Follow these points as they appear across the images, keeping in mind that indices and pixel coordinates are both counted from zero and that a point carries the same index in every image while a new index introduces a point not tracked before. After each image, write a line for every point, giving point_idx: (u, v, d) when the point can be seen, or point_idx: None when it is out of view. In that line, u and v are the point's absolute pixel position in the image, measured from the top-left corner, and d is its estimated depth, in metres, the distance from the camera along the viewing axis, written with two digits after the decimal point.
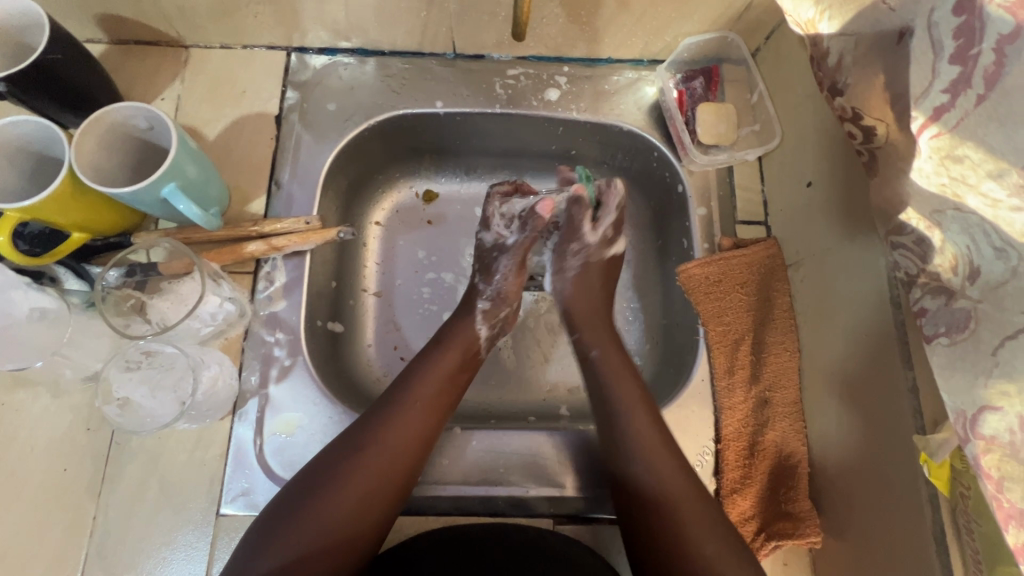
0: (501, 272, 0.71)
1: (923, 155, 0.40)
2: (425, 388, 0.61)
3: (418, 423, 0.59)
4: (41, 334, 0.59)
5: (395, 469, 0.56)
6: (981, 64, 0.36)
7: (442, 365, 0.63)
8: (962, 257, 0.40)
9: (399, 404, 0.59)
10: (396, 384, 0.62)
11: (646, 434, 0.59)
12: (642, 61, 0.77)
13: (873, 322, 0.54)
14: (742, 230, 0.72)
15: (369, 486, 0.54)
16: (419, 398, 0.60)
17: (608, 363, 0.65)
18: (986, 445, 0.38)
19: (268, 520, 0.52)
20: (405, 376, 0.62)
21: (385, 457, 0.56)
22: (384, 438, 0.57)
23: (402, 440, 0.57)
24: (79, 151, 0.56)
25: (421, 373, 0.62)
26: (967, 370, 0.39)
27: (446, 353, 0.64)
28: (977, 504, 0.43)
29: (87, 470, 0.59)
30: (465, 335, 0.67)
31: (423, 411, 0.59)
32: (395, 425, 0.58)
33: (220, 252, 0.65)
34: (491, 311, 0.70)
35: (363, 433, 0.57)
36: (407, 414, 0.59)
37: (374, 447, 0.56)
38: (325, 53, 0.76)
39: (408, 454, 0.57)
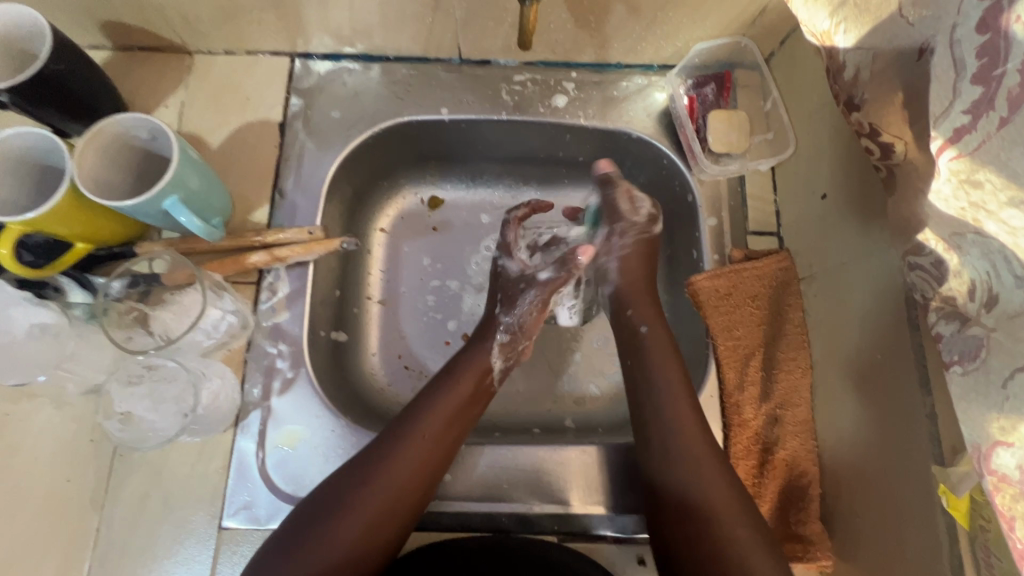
0: (525, 305, 0.69)
1: (941, 177, 0.38)
2: (434, 420, 0.59)
3: (426, 458, 0.57)
4: (39, 351, 0.57)
5: (400, 504, 0.55)
6: (1005, 85, 0.33)
7: (454, 395, 0.61)
8: (980, 283, 0.38)
9: (406, 437, 0.57)
10: (404, 414, 0.60)
11: (688, 432, 0.58)
12: (652, 67, 0.75)
13: (891, 345, 0.52)
14: (753, 241, 0.70)
15: (371, 522, 0.53)
16: (428, 431, 0.58)
17: (667, 373, 0.61)
18: (997, 482, 0.36)
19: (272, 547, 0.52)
20: (416, 406, 0.60)
21: (390, 491, 0.54)
22: (390, 472, 0.55)
23: (409, 475, 0.55)
24: (80, 162, 0.55)
25: (431, 403, 0.60)
26: (982, 402, 0.37)
27: (458, 382, 0.62)
28: (997, 538, 0.42)
29: (91, 482, 0.59)
30: (475, 363, 0.64)
31: (431, 443, 0.58)
32: (401, 459, 0.56)
33: (223, 263, 0.64)
34: (510, 343, 0.67)
35: (369, 467, 0.55)
36: (414, 448, 0.57)
37: (378, 482, 0.54)
38: (330, 59, 0.75)
39: (412, 490, 0.55)
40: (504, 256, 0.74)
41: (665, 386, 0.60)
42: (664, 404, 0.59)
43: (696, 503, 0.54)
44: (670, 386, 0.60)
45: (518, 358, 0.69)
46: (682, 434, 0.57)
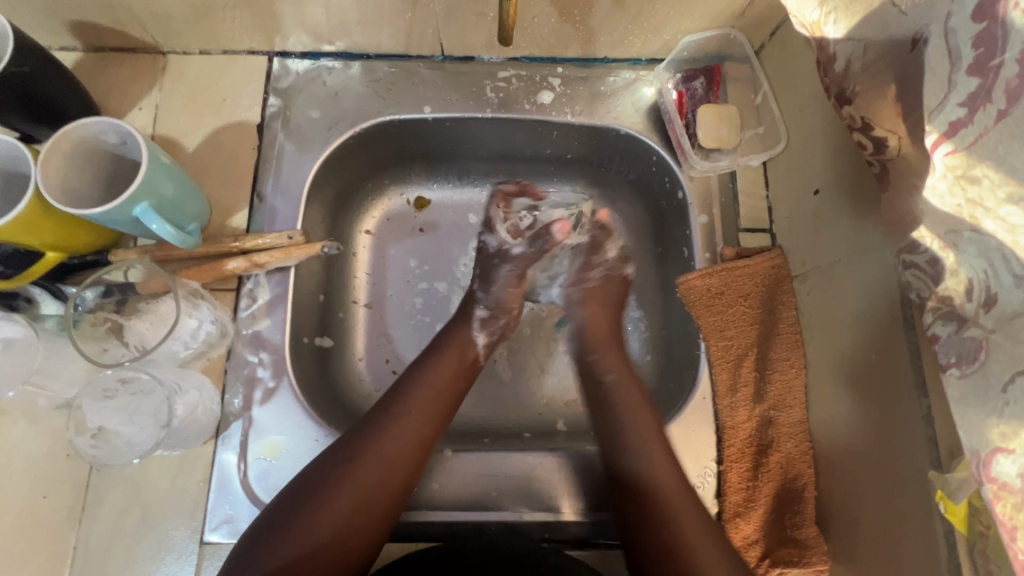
0: (502, 280, 0.71)
1: (936, 172, 0.37)
2: (423, 393, 0.59)
3: (417, 431, 0.57)
4: (3, 364, 0.55)
5: (391, 478, 0.54)
6: (1002, 76, 0.32)
7: (440, 369, 0.62)
8: (979, 282, 0.37)
9: (397, 410, 0.57)
10: (393, 389, 0.60)
11: (652, 458, 0.58)
12: (639, 61, 0.74)
13: (884, 341, 0.51)
14: (745, 238, 0.69)
15: (362, 496, 0.52)
16: (419, 403, 0.58)
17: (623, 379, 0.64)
18: (997, 490, 0.35)
19: (251, 543, 0.50)
20: (404, 380, 0.60)
21: (380, 465, 0.54)
22: (380, 447, 0.54)
23: (399, 448, 0.55)
24: (46, 170, 0.53)
25: (419, 378, 0.60)
26: (979, 406, 0.36)
27: (443, 359, 0.63)
28: (997, 546, 0.40)
29: (66, 498, 0.58)
30: (461, 339, 0.65)
31: (420, 415, 0.58)
32: (393, 431, 0.56)
33: (199, 270, 0.63)
34: (489, 322, 0.69)
35: (358, 442, 0.55)
36: (405, 420, 0.57)
37: (369, 457, 0.54)
38: (308, 58, 0.73)
39: (405, 464, 0.55)
40: (486, 232, 0.74)
41: (630, 403, 0.62)
42: (630, 429, 0.60)
43: (650, 497, 0.55)
44: (631, 405, 0.62)
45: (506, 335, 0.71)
46: (643, 450, 0.58)
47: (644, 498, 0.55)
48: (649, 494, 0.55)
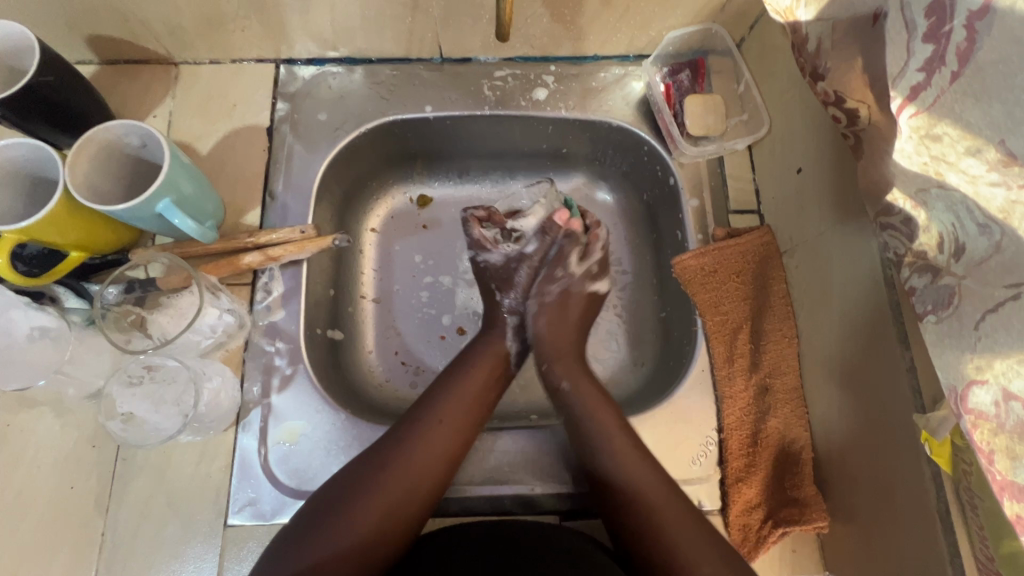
0: (523, 281, 0.73)
1: (903, 136, 0.40)
2: (453, 405, 0.62)
3: (447, 441, 0.60)
4: (40, 353, 0.58)
5: (422, 487, 0.57)
6: (954, 41, 0.36)
7: (471, 383, 0.65)
8: (948, 234, 0.40)
9: (428, 419, 0.61)
10: (425, 401, 0.63)
11: (617, 442, 0.61)
12: (628, 57, 0.78)
13: (870, 306, 0.54)
14: (735, 220, 0.72)
15: (394, 501, 0.55)
16: (448, 414, 0.62)
17: (586, 389, 0.66)
18: (974, 420, 0.38)
19: (284, 537, 0.53)
20: (436, 393, 0.64)
21: (411, 474, 0.57)
22: (411, 457, 0.58)
23: (431, 456, 0.58)
24: (73, 170, 0.56)
25: (450, 392, 0.63)
26: (955, 346, 0.39)
27: (475, 373, 0.66)
28: (979, 479, 0.43)
29: (94, 486, 0.60)
30: (490, 353, 0.68)
31: (451, 427, 0.61)
32: (424, 442, 0.59)
33: (218, 265, 0.65)
34: (519, 324, 0.72)
35: (389, 450, 0.58)
36: (431, 436, 0.59)
37: (400, 466, 0.57)
38: (314, 64, 0.77)
39: (434, 472, 0.58)
40: (479, 253, 0.74)
41: (580, 390, 0.66)
42: (597, 434, 0.61)
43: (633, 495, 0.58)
44: (590, 406, 0.64)
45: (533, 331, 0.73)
46: (617, 458, 0.60)
47: (617, 490, 0.58)
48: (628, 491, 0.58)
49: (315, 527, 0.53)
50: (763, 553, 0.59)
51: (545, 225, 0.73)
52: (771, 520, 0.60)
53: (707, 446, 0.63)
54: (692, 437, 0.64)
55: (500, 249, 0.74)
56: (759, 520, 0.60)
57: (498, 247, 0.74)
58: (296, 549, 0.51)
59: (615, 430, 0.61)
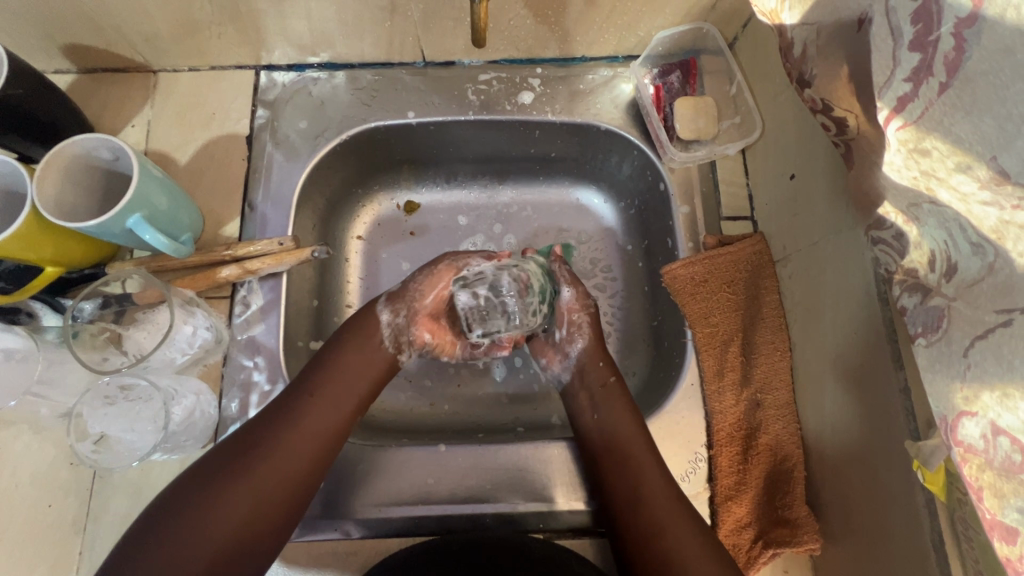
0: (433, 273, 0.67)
1: (891, 148, 0.38)
2: (330, 386, 0.58)
3: (320, 425, 0.56)
4: (7, 374, 0.57)
5: (292, 480, 0.53)
6: (941, 51, 0.33)
7: (350, 361, 0.60)
8: (941, 252, 0.38)
9: (293, 407, 0.56)
10: (297, 380, 0.59)
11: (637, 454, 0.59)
12: (617, 58, 0.75)
13: (864, 319, 0.52)
14: (727, 226, 0.70)
15: (253, 500, 0.51)
16: (318, 399, 0.57)
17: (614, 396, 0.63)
18: (964, 453, 0.35)
19: (140, 530, 0.49)
20: (311, 373, 0.59)
21: (279, 465, 0.53)
22: (280, 445, 0.53)
23: (296, 449, 0.54)
24: (41, 186, 0.55)
25: (318, 377, 0.58)
26: (945, 372, 0.37)
27: (349, 350, 0.61)
28: (974, 511, 0.41)
29: (71, 504, 0.59)
30: (367, 328, 0.63)
31: (324, 410, 0.57)
32: (292, 428, 0.55)
33: (195, 279, 0.64)
34: (397, 299, 0.66)
35: (251, 442, 0.53)
36: (297, 424, 0.55)
37: (267, 455, 0.53)
38: (294, 70, 0.75)
39: (305, 461, 0.54)
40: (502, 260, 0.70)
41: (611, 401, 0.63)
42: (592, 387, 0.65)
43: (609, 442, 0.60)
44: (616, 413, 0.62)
45: (410, 329, 0.66)
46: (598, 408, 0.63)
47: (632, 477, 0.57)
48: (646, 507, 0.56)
49: (171, 528, 0.48)
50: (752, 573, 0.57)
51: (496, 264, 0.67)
52: (761, 540, 0.58)
53: (696, 462, 0.62)
54: (679, 453, 0.62)
55: (467, 262, 0.67)
56: (748, 540, 0.58)
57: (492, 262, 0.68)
58: (151, 543, 0.47)
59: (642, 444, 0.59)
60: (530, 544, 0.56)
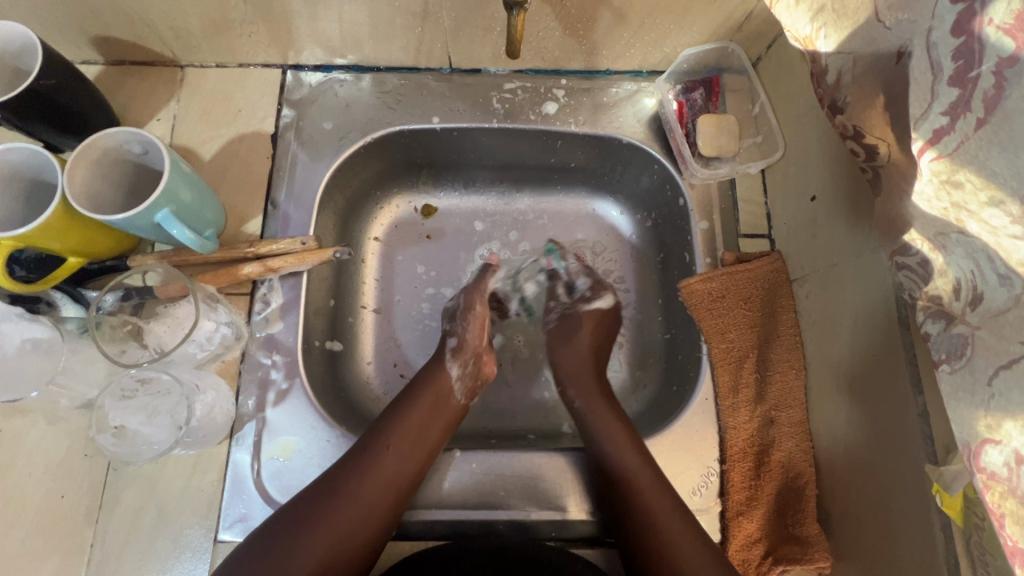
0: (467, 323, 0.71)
1: (924, 178, 0.38)
2: (403, 434, 0.60)
3: (393, 473, 0.58)
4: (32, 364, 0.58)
5: (365, 525, 0.55)
6: (981, 88, 0.33)
7: (419, 409, 0.63)
8: (967, 281, 0.38)
9: (374, 449, 0.59)
10: (372, 427, 0.61)
11: (632, 469, 0.59)
12: (641, 73, 0.76)
13: (883, 346, 0.52)
14: (744, 244, 0.71)
15: (334, 539, 0.54)
16: (398, 441, 0.60)
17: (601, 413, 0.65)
18: (987, 480, 0.36)
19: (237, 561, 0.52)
20: (388, 419, 0.62)
21: (355, 510, 0.55)
22: (361, 488, 0.56)
23: (377, 490, 0.57)
24: (71, 176, 0.55)
25: (397, 420, 0.61)
26: (968, 399, 0.37)
27: (421, 399, 0.64)
28: (992, 535, 0.42)
29: (84, 496, 0.59)
30: (436, 379, 0.66)
31: (397, 459, 0.59)
32: (373, 470, 0.58)
33: (216, 275, 0.64)
34: (457, 350, 0.69)
35: (334, 484, 0.57)
36: (378, 467, 0.58)
37: (347, 499, 0.56)
38: (321, 70, 0.76)
39: (379, 506, 0.57)
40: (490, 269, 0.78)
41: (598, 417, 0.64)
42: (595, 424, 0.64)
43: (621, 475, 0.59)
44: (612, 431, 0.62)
45: (480, 369, 0.69)
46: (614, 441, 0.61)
47: (625, 494, 0.58)
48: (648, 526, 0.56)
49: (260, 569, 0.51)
50: None
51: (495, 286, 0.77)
52: (771, 557, 0.58)
53: (707, 477, 0.62)
54: (692, 467, 0.63)
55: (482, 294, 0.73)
56: (758, 556, 0.59)
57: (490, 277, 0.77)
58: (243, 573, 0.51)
59: (635, 460, 0.60)
60: (544, 549, 0.57)
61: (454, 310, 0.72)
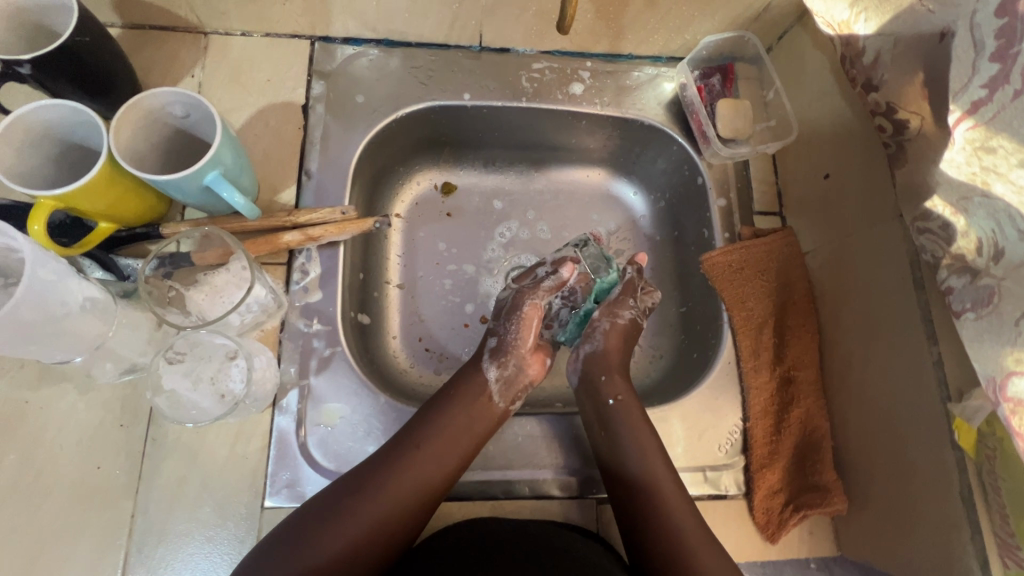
0: (512, 324, 0.68)
1: (957, 146, 0.44)
2: (436, 434, 0.60)
3: (427, 474, 0.58)
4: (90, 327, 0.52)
5: (389, 527, 0.55)
6: (1020, 62, 0.38)
7: (459, 408, 0.62)
8: (988, 239, 0.44)
9: (407, 445, 0.59)
10: (411, 423, 0.61)
11: (651, 464, 0.60)
12: (661, 58, 0.80)
13: (899, 318, 0.58)
14: (759, 220, 0.76)
15: (359, 533, 0.54)
16: (430, 439, 0.59)
17: (615, 383, 0.66)
18: (1013, 407, 0.41)
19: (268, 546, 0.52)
20: (425, 419, 0.61)
21: (382, 505, 0.55)
22: (390, 484, 0.56)
23: (407, 487, 0.57)
24: (116, 135, 0.54)
25: (432, 417, 0.61)
26: (994, 340, 0.43)
27: (460, 400, 0.63)
28: (1003, 461, 0.48)
29: (122, 467, 0.58)
30: (478, 384, 0.65)
31: (432, 460, 0.58)
32: (405, 468, 0.57)
33: (257, 243, 0.63)
34: (498, 353, 0.67)
35: (369, 475, 0.57)
36: (410, 465, 0.58)
37: (376, 497, 0.55)
38: (351, 43, 0.75)
39: (407, 509, 0.56)
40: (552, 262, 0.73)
41: (626, 413, 0.63)
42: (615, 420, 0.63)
43: (645, 485, 0.59)
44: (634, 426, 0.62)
45: (523, 373, 0.67)
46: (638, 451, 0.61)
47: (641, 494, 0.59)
48: (664, 518, 0.58)
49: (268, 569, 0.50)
50: (783, 535, 0.62)
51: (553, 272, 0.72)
52: (792, 505, 0.63)
53: (732, 435, 0.66)
54: (720, 426, 0.67)
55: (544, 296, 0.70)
56: (780, 504, 0.63)
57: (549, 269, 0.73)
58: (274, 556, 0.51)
59: (660, 465, 0.60)
60: (563, 535, 0.58)
61: (503, 309, 0.70)
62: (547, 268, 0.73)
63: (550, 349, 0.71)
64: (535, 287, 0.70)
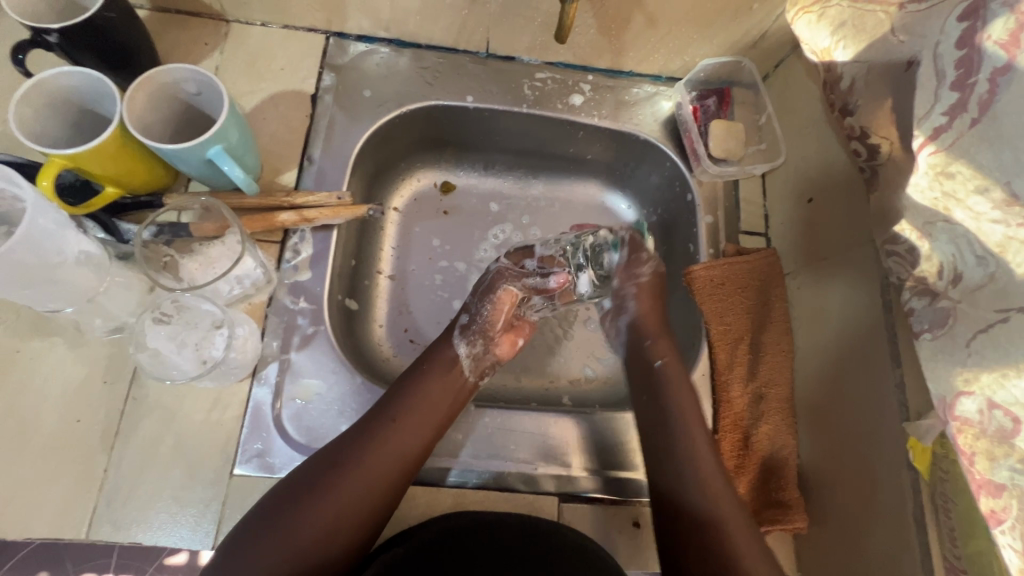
0: (487, 306, 0.69)
1: (920, 170, 0.45)
2: (408, 411, 0.60)
3: (398, 450, 0.58)
4: (84, 279, 0.55)
5: (365, 501, 0.55)
6: (976, 92, 0.40)
7: (429, 386, 0.63)
8: (948, 263, 0.45)
9: (381, 422, 0.59)
10: (382, 400, 0.62)
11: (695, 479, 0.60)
12: (660, 78, 0.83)
13: (871, 340, 0.59)
14: (744, 239, 0.78)
15: (338, 509, 0.54)
16: (403, 414, 0.60)
17: (635, 409, 0.64)
18: (959, 425, 0.43)
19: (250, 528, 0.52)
20: (396, 395, 0.62)
21: (359, 482, 0.55)
22: (364, 459, 0.56)
23: (383, 463, 0.57)
24: (130, 105, 0.57)
25: (404, 395, 0.62)
26: (948, 360, 0.44)
27: (432, 378, 0.64)
28: (955, 485, 0.49)
29: (101, 422, 0.60)
30: (449, 362, 0.66)
31: (404, 436, 0.59)
32: (380, 442, 0.58)
33: (253, 220, 0.66)
34: (468, 330, 0.69)
35: (344, 450, 0.57)
36: (385, 440, 0.58)
37: (349, 470, 0.56)
38: (363, 41, 0.79)
39: (383, 484, 0.57)
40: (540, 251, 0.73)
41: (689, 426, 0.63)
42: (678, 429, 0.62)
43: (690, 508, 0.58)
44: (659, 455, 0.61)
45: (491, 351, 0.69)
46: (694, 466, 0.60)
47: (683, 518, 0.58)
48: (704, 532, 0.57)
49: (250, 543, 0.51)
50: None
51: (541, 270, 0.72)
52: (754, 520, 0.62)
53: None
54: None
55: (524, 289, 0.71)
56: None
57: (534, 262, 0.73)
58: (262, 538, 0.51)
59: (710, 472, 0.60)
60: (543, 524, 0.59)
61: (480, 287, 0.71)
62: (536, 262, 0.73)
63: (524, 329, 0.73)
64: (518, 277, 0.71)
